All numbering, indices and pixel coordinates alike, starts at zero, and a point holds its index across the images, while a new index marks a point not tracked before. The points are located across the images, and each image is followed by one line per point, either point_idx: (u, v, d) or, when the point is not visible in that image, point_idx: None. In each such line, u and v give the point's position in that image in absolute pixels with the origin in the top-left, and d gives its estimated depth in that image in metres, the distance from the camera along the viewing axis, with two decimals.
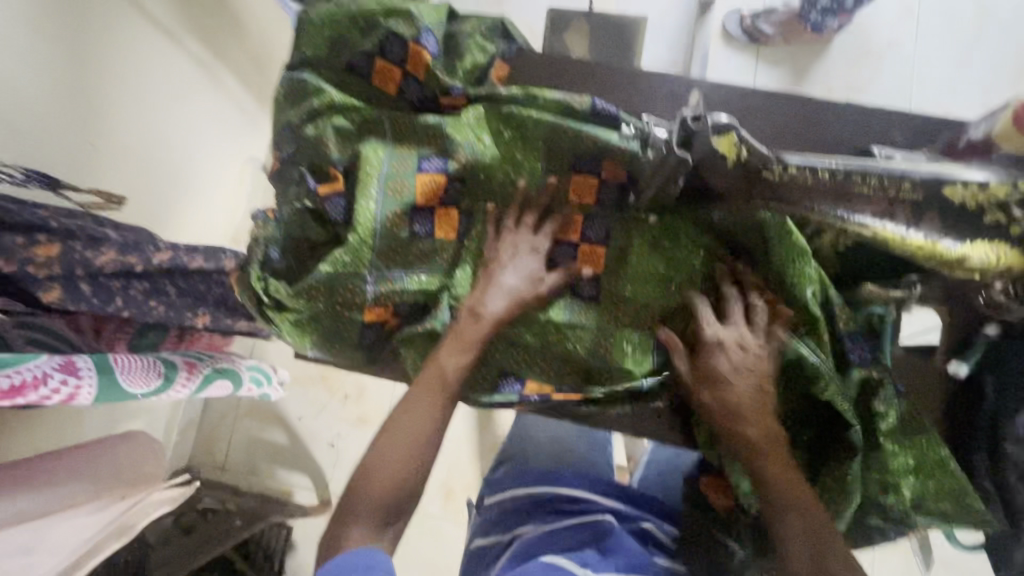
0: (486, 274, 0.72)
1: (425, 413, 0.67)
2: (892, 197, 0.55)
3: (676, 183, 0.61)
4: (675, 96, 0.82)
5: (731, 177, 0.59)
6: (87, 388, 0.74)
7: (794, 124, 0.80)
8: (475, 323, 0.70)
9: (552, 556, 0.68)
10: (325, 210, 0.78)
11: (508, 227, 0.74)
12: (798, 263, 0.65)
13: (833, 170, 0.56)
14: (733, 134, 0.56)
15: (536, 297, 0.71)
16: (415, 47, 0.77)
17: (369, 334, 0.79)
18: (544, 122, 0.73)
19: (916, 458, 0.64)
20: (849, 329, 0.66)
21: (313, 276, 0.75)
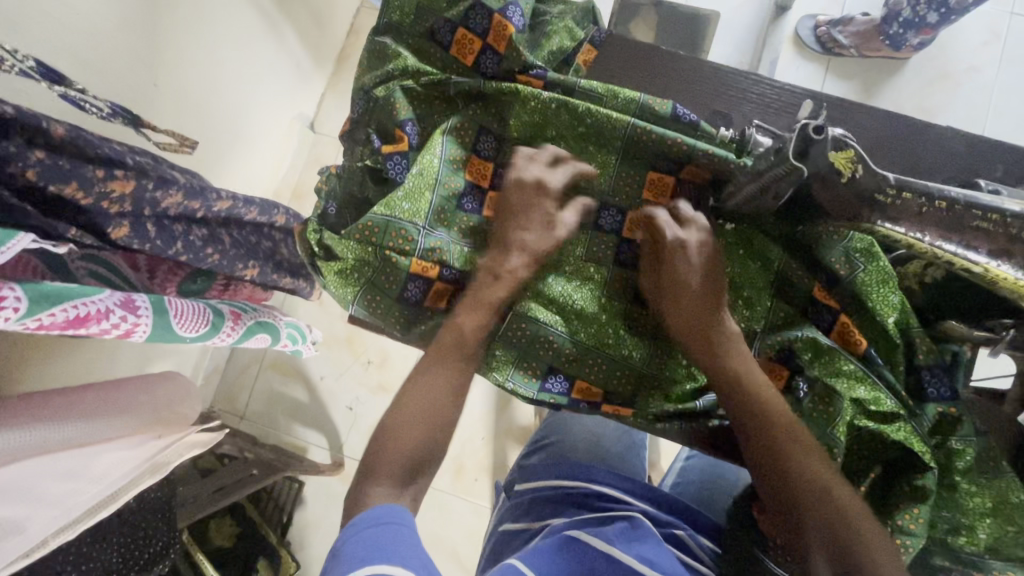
0: (507, 228, 0.70)
1: (445, 374, 0.66)
2: (1013, 235, 0.50)
3: (777, 197, 0.55)
4: (763, 101, 0.79)
5: (838, 196, 0.53)
6: (144, 324, 0.74)
7: (891, 140, 0.77)
8: (495, 283, 0.69)
9: (577, 532, 0.71)
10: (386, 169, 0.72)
11: (519, 174, 0.70)
12: (883, 290, 0.64)
13: (952, 199, 0.51)
14: (850, 149, 0.50)
15: (551, 241, 0.70)
16: (499, 19, 0.72)
17: (412, 294, 0.71)
18: (624, 123, 0.69)
19: (993, 500, 0.57)
20: (928, 362, 0.63)
21: (370, 218, 0.68)
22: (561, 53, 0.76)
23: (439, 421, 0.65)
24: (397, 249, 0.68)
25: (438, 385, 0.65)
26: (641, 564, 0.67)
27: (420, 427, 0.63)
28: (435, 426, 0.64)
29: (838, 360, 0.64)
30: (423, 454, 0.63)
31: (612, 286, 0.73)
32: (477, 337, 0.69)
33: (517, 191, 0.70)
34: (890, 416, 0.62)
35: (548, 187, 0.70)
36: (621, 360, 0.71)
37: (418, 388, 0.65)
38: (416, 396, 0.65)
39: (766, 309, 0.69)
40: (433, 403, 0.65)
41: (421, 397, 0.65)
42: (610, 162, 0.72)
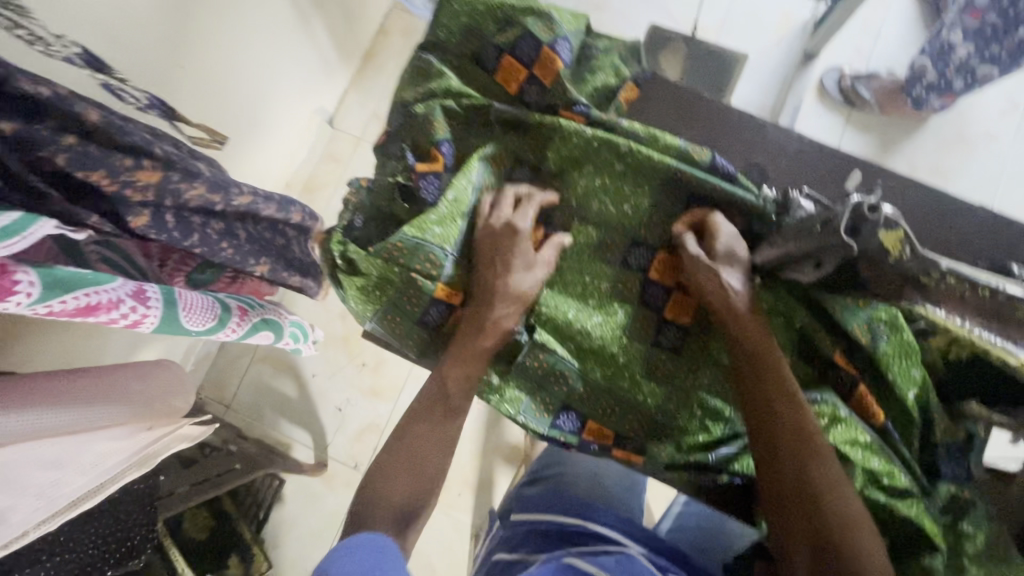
0: (484, 283, 0.68)
1: (428, 429, 0.64)
2: None
3: (820, 268, 0.56)
4: (800, 157, 0.80)
5: (886, 274, 0.54)
6: (152, 314, 0.72)
7: (921, 211, 0.79)
8: (478, 334, 0.66)
9: (572, 559, 0.70)
10: (419, 189, 0.72)
11: (506, 221, 0.69)
12: (906, 363, 0.64)
13: (995, 288, 0.52)
14: (902, 230, 0.51)
15: (533, 283, 0.68)
16: (548, 52, 0.72)
17: (431, 317, 0.71)
18: (664, 167, 0.70)
19: None
20: (945, 440, 0.64)
21: (400, 238, 0.67)
22: (604, 91, 0.76)
23: (430, 479, 0.63)
24: (424, 273, 0.68)
25: (435, 429, 0.65)
26: None
27: (415, 476, 0.62)
28: (420, 480, 0.63)
29: (856, 429, 0.63)
30: (418, 499, 0.62)
31: (633, 326, 0.72)
32: (465, 386, 0.66)
33: (489, 236, 0.69)
34: (903, 492, 0.61)
35: (520, 240, 0.68)
36: (635, 404, 0.70)
37: (415, 436, 0.64)
38: (409, 444, 0.64)
39: (785, 369, 0.68)
40: (432, 451, 0.64)
41: (421, 446, 0.64)
42: (644, 205, 0.72)
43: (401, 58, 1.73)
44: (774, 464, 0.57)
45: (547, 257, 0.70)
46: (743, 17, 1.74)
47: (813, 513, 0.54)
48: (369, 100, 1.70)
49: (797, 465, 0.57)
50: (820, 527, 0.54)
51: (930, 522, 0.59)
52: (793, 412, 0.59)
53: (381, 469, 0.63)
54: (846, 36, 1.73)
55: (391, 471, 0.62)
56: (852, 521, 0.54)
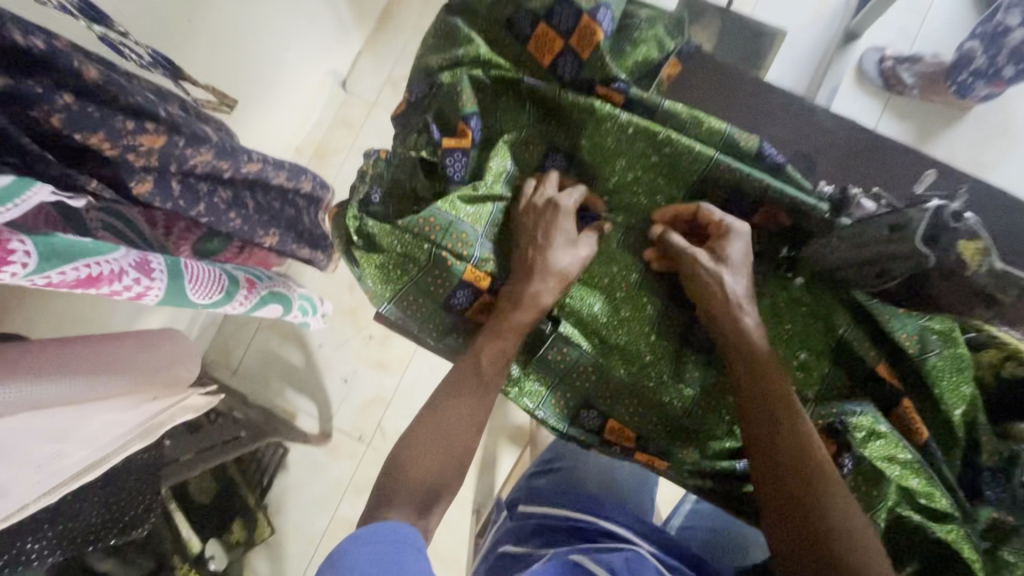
0: (525, 258, 0.65)
1: (462, 410, 0.62)
2: None
3: (890, 275, 0.55)
4: (851, 147, 0.74)
5: (955, 284, 0.52)
6: (155, 287, 0.68)
7: (977, 210, 0.74)
8: (515, 308, 0.64)
9: (580, 556, 0.68)
10: (445, 166, 0.68)
11: (554, 199, 0.66)
12: (956, 379, 0.59)
13: None
14: (983, 241, 0.49)
15: (576, 259, 0.65)
16: (589, 21, 0.66)
17: (458, 302, 0.68)
18: (706, 158, 0.65)
19: None
20: (990, 463, 0.59)
21: (433, 214, 0.65)
22: (646, 65, 0.70)
23: (457, 464, 0.61)
24: (454, 252, 0.65)
25: (465, 409, 0.62)
26: None
27: (440, 457, 0.60)
28: (444, 465, 0.60)
29: (896, 448, 0.59)
30: (440, 483, 0.59)
31: (663, 325, 0.68)
32: (497, 366, 0.64)
33: (535, 214, 0.66)
34: (941, 514, 0.58)
35: (563, 217, 0.65)
36: (661, 406, 0.66)
37: (441, 414, 0.62)
38: (435, 421, 0.62)
39: (822, 376, 0.65)
40: (459, 431, 0.61)
41: (449, 424, 0.61)
42: (675, 198, 0.68)
43: (419, 19, 1.64)
44: (777, 477, 0.55)
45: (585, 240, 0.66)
46: None
47: (813, 532, 0.52)
48: (383, 63, 1.62)
49: (796, 480, 0.54)
50: (821, 546, 0.51)
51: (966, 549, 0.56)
52: (792, 423, 0.57)
53: (409, 447, 0.60)
54: (892, 15, 1.62)
55: (418, 449, 0.60)
56: (856, 539, 0.51)
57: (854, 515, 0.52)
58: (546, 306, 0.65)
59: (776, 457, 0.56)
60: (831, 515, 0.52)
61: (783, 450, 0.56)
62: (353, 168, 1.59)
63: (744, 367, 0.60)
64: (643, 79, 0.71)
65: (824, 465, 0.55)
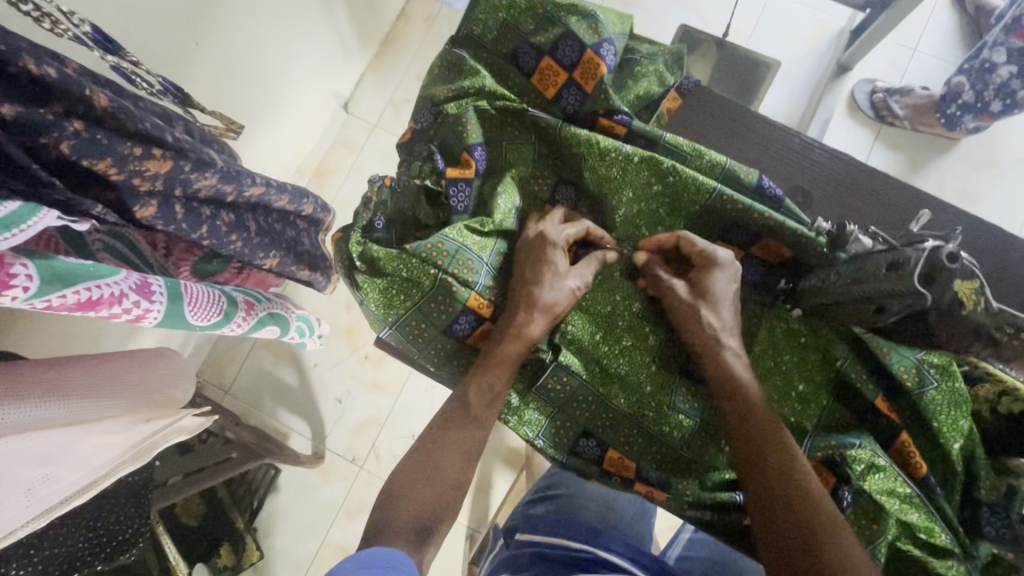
0: (518, 291, 0.65)
1: (453, 443, 0.62)
2: None
3: (885, 313, 0.53)
4: (846, 181, 0.75)
5: (952, 321, 0.51)
6: (154, 309, 0.67)
7: (967, 243, 0.75)
8: (505, 340, 0.64)
9: None
10: (449, 196, 0.69)
11: (546, 233, 0.66)
12: (954, 413, 0.60)
13: None
14: (978, 282, 0.48)
15: (568, 295, 0.65)
16: (592, 55, 0.68)
17: (460, 329, 0.68)
18: (708, 189, 0.66)
19: None
20: (990, 498, 0.59)
21: (441, 239, 0.65)
22: (646, 98, 0.72)
23: (449, 497, 0.60)
24: (459, 278, 0.65)
25: (456, 441, 0.62)
26: None
27: (433, 490, 0.60)
28: (434, 498, 0.59)
29: (895, 481, 0.59)
30: (432, 516, 0.59)
31: (664, 355, 0.68)
32: (486, 400, 0.64)
33: (530, 247, 0.67)
34: (943, 551, 0.57)
35: (557, 252, 0.65)
36: (659, 436, 0.66)
37: (435, 447, 0.62)
38: (429, 454, 0.61)
39: (822, 408, 0.65)
40: (449, 465, 0.61)
41: (442, 457, 0.61)
42: (679, 227, 0.69)
43: (422, 45, 1.67)
44: (767, 505, 0.56)
45: (584, 273, 0.66)
46: (776, 22, 1.68)
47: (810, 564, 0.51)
48: (386, 87, 1.65)
49: (790, 510, 0.54)
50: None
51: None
52: (779, 452, 0.57)
53: (403, 479, 0.60)
54: (882, 49, 1.67)
55: (415, 479, 0.60)
56: (855, 567, 0.50)
57: (850, 542, 0.52)
58: (536, 339, 0.64)
59: (766, 486, 0.56)
60: (828, 544, 0.52)
61: (770, 478, 0.56)
62: (353, 188, 1.60)
63: (728, 398, 0.61)
64: (643, 111, 0.73)
65: (816, 493, 0.55)
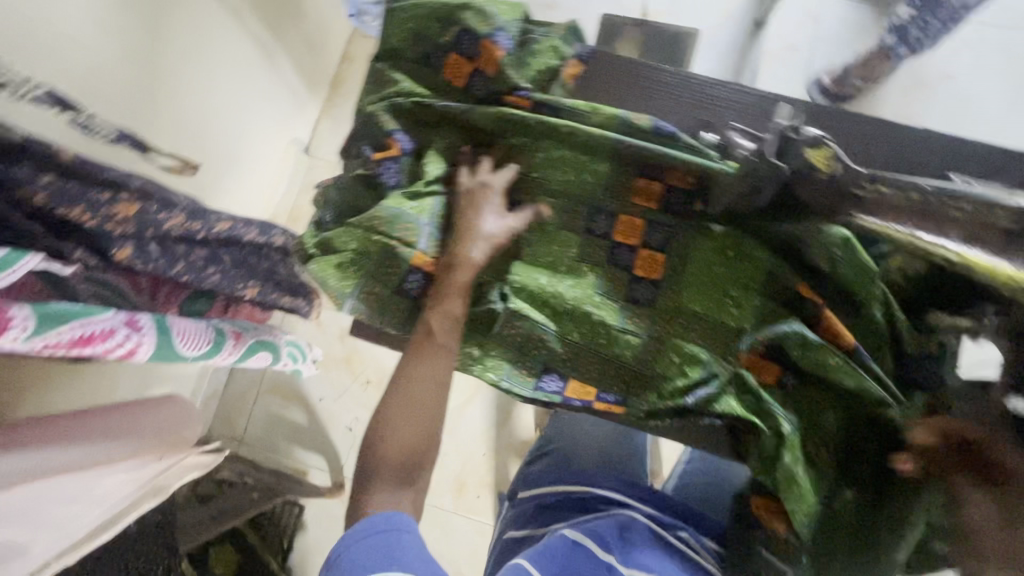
0: (456, 230, 0.72)
1: (428, 371, 0.66)
2: (983, 219, 0.52)
3: (761, 193, 0.65)
4: (744, 107, 0.83)
5: (817, 186, 0.59)
6: (147, 346, 0.72)
7: (873, 131, 0.84)
8: (453, 270, 0.70)
9: (579, 534, 0.70)
10: (380, 173, 0.77)
11: (476, 180, 0.73)
12: (865, 282, 0.65)
13: (922, 190, 0.57)
14: (826, 148, 0.58)
15: (507, 228, 0.72)
16: (488, 44, 0.76)
17: (412, 287, 0.73)
18: (608, 141, 0.73)
19: None
20: (914, 352, 0.66)
21: (380, 209, 0.72)
22: (546, 71, 0.79)
23: (432, 441, 0.65)
24: (403, 240, 0.72)
25: (427, 372, 0.65)
26: (635, 567, 0.68)
27: (416, 431, 0.64)
28: (417, 431, 0.64)
29: (826, 354, 0.64)
30: (418, 454, 0.64)
31: (606, 286, 0.72)
32: (447, 327, 0.68)
33: (468, 197, 0.73)
34: (877, 404, 0.64)
35: (488, 195, 0.73)
36: (614, 357, 0.70)
37: (404, 385, 0.65)
38: (404, 397, 0.64)
39: (754, 307, 0.69)
40: (421, 393, 0.65)
41: (411, 396, 0.65)
42: (600, 167, 0.75)
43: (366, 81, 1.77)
44: None
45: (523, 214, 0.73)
46: None
47: None
48: (342, 126, 1.75)
49: None
50: None
51: (908, 428, 0.61)
52: None
53: (382, 416, 0.64)
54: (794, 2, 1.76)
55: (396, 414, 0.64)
56: None
57: None
58: (479, 263, 0.70)
59: None
60: None
61: None
62: None
63: None
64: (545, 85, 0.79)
65: None
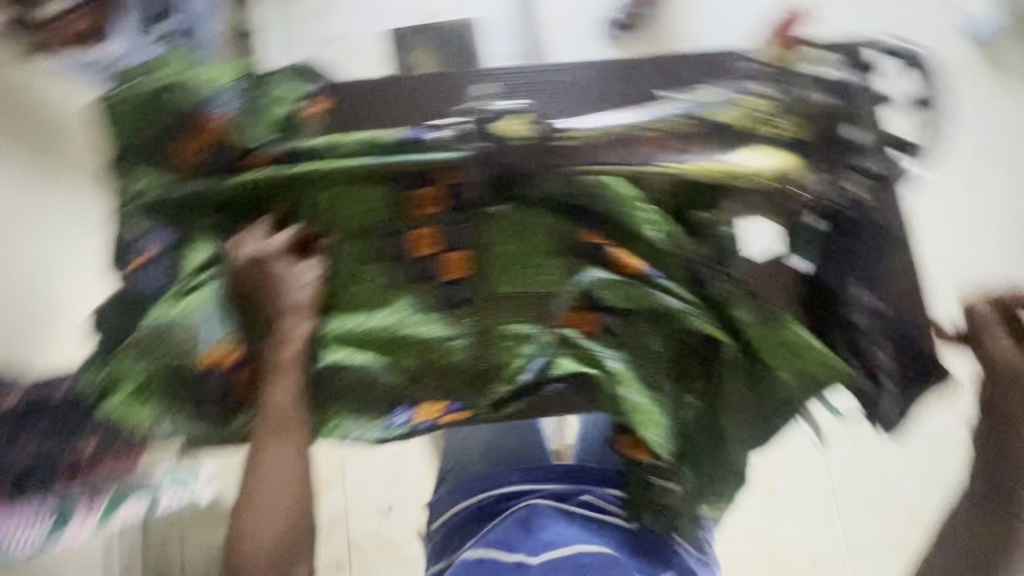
0: (270, 308, 0.68)
1: (282, 458, 0.63)
2: (666, 131, 0.68)
3: (489, 173, 0.70)
4: (478, 86, 0.82)
5: (524, 154, 0.68)
6: (36, 530, 0.66)
7: (607, 75, 0.82)
8: (281, 347, 0.67)
9: (480, 550, 0.74)
10: (136, 285, 0.72)
11: (257, 250, 0.68)
12: (631, 212, 0.68)
13: (616, 126, 0.69)
14: (523, 119, 0.69)
15: (316, 285, 0.69)
16: (204, 115, 0.72)
17: (217, 390, 0.69)
18: (356, 164, 0.69)
19: (762, 339, 0.65)
20: (695, 253, 0.68)
21: (142, 327, 0.67)
22: (281, 118, 0.75)
23: (297, 522, 0.63)
24: (180, 347, 0.67)
25: (284, 458, 0.63)
26: (542, 552, 0.71)
27: (280, 514, 0.62)
28: (281, 518, 0.62)
29: (632, 288, 0.69)
30: (288, 541, 0.62)
31: (421, 303, 0.70)
32: (293, 402, 0.65)
33: (254, 270, 0.68)
34: (680, 315, 0.68)
35: (285, 261, 0.68)
36: (449, 368, 0.70)
37: (259, 481, 0.62)
38: (257, 489, 0.62)
39: (557, 269, 0.71)
40: (277, 483, 0.63)
41: (268, 488, 0.62)
42: (366, 190, 0.70)
43: None
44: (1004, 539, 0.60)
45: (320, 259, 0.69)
46: None
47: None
48: None
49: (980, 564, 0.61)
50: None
51: (737, 322, 0.66)
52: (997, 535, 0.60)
53: (240, 519, 0.62)
54: None
55: (255, 514, 0.61)
56: None
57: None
58: (313, 333, 0.68)
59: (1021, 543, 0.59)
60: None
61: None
62: None
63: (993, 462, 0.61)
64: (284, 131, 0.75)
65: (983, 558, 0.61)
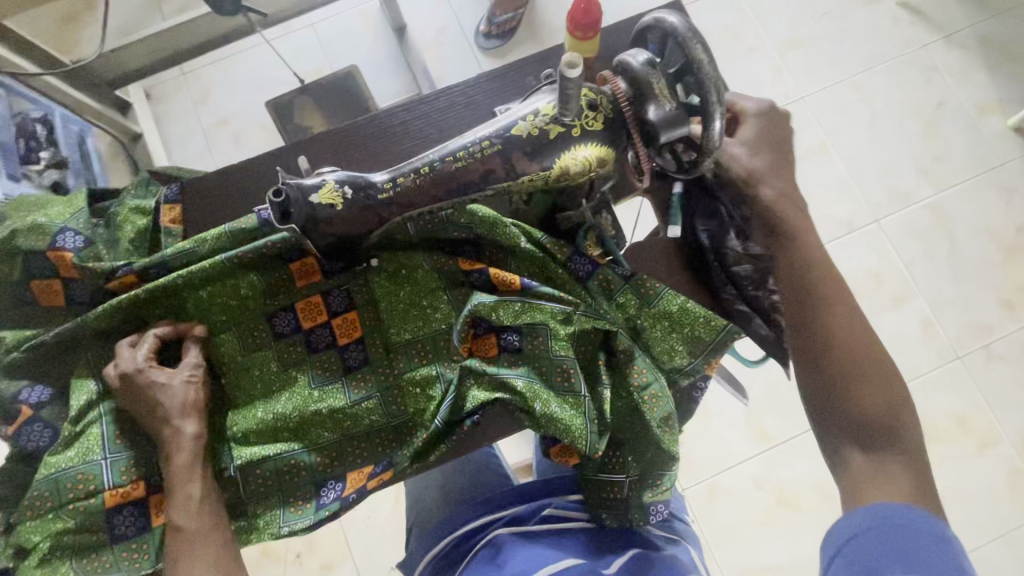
0: (150, 423, 0.67)
1: (205, 561, 0.62)
2: (482, 157, 0.64)
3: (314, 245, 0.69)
4: (327, 148, 0.80)
5: (350, 219, 0.66)
6: None
7: (448, 103, 0.81)
8: (171, 457, 0.65)
9: None
10: (24, 444, 0.69)
11: (126, 370, 0.67)
12: (500, 229, 0.70)
13: (431, 162, 0.65)
14: (329, 185, 0.65)
15: (197, 387, 0.68)
16: (55, 254, 0.71)
17: (127, 528, 0.66)
18: (218, 261, 0.70)
19: (658, 312, 0.70)
20: (568, 253, 0.71)
21: (36, 485, 0.65)
22: (142, 235, 0.76)
23: None
24: (82, 494, 0.65)
25: (205, 559, 0.62)
26: None
27: None
28: None
29: (510, 306, 0.69)
30: None
31: (318, 376, 0.71)
32: (195, 512, 0.64)
33: (125, 393, 0.67)
34: (568, 319, 0.69)
35: (151, 372, 0.67)
36: (366, 429, 0.71)
37: None
38: None
39: (447, 305, 0.72)
40: None
41: None
42: (239, 281, 0.71)
43: None
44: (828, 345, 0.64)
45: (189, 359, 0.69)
46: None
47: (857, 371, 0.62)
48: None
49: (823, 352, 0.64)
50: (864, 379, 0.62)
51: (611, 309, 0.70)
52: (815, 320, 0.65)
53: None
54: None
55: None
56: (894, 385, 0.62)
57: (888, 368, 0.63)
58: (200, 433, 0.67)
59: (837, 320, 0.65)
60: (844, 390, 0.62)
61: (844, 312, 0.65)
62: None
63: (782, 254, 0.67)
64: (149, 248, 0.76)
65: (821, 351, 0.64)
